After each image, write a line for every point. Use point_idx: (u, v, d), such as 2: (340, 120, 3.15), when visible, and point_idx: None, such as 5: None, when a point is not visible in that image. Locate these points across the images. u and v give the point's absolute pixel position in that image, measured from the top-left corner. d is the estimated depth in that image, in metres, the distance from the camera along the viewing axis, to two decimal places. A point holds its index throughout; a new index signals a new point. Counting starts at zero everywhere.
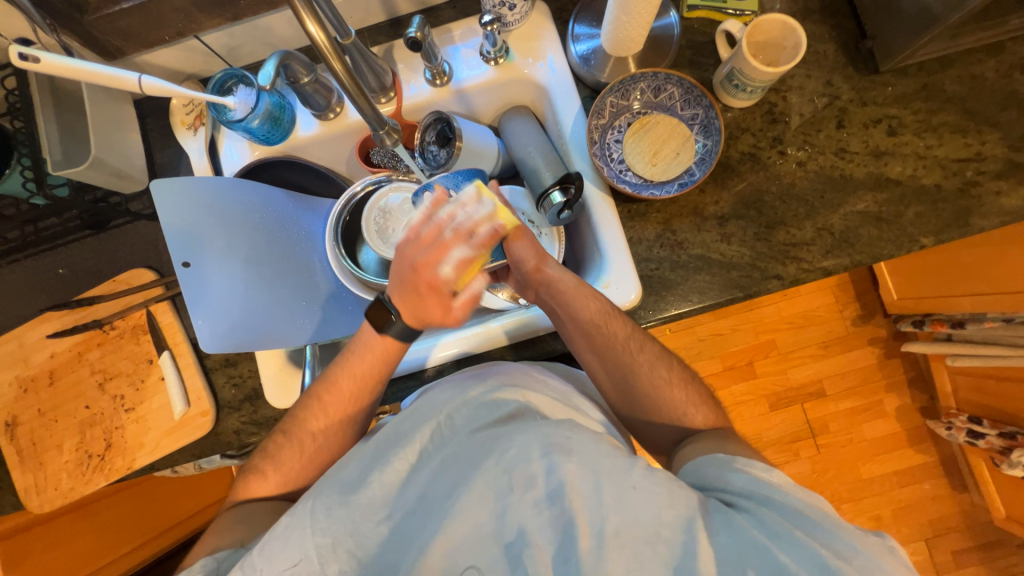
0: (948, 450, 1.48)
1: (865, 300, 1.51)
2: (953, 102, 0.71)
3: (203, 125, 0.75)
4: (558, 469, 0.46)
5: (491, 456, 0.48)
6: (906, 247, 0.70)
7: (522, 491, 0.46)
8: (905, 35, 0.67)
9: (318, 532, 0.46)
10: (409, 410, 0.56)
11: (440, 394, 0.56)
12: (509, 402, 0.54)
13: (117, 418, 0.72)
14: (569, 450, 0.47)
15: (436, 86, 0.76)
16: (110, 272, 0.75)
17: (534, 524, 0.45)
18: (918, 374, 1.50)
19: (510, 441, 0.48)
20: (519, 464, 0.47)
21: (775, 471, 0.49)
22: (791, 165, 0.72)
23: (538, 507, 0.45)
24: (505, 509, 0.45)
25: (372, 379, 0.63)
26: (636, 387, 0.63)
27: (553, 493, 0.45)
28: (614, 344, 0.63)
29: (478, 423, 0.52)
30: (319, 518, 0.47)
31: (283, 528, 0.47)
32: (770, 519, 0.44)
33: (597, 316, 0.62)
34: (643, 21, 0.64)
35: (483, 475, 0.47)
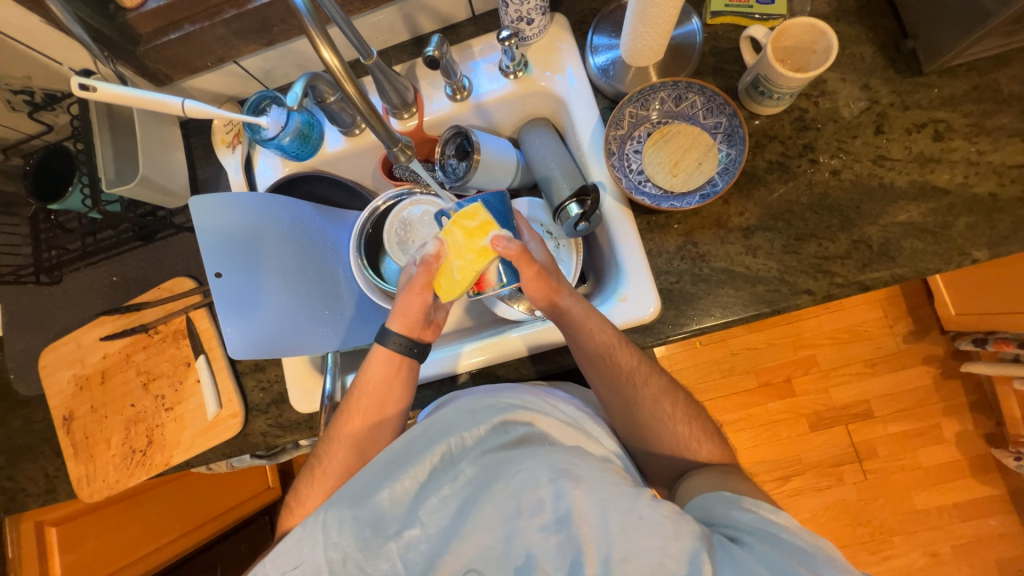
0: (1018, 483, 1.33)
1: (918, 314, 1.40)
2: (1010, 103, 0.65)
3: (240, 143, 0.80)
4: (565, 495, 0.45)
5: (499, 480, 0.47)
6: (956, 261, 0.64)
7: (529, 516, 0.45)
8: (952, 34, 0.62)
9: (330, 546, 0.47)
10: (418, 425, 0.55)
11: (450, 413, 0.55)
12: (518, 427, 0.54)
13: (158, 416, 0.77)
14: (577, 477, 0.46)
15: (456, 101, 0.77)
16: (156, 280, 0.81)
17: (541, 549, 0.44)
18: (981, 398, 1.37)
19: (518, 465, 0.48)
20: (527, 488, 0.46)
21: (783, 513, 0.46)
22: (824, 174, 0.68)
23: (545, 532, 0.45)
24: (513, 532, 0.45)
25: (384, 402, 0.64)
26: (650, 408, 0.61)
27: (560, 518, 0.44)
28: (623, 372, 0.61)
29: (487, 446, 0.52)
30: (330, 534, 0.47)
31: (296, 539, 0.48)
32: (777, 556, 0.41)
33: (603, 347, 0.60)
34: (661, 31, 0.63)
35: (490, 499, 0.46)
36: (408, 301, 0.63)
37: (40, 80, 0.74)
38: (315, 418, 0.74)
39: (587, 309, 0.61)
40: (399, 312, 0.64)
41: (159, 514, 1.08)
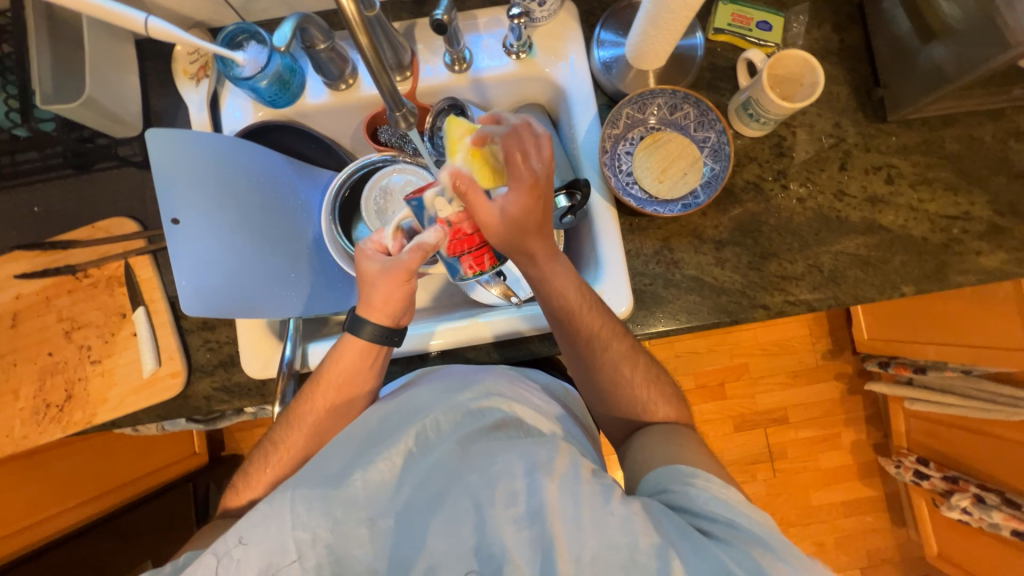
0: (893, 487, 1.55)
1: (836, 335, 1.57)
2: (949, 160, 0.74)
3: (207, 77, 0.72)
4: (540, 488, 0.46)
5: (476, 470, 0.48)
6: (888, 293, 0.73)
7: (503, 507, 0.46)
8: (915, 90, 0.69)
9: (298, 525, 0.45)
10: (395, 406, 0.57)
11: (429, 396, 0.57)
12: (494, 413, 0.55)
13: (81, 369, 0.69)
14: (552, 471, 0.47)
15: (454, 72, 0.74)
16: (88, 216, 0.72)
17: (513, 542, 0.44)
18: (876, 413, 1.57)
19: (495, 457, 0.49)
20: (503, 480, 0.47)
21: (731, 487, 0.49)
22: (791, 201, 0.74)
23: (519, 525, 0.45)
24: (486, 522, 0.45)
25: (349, 386, 0.62)
26: (624, 372, 0.63)
27: (534, 512, 0.45)
28: (585, 337, 0.61)
29: (462, 433, 0.52)
30: (298, 512, 0.46)
31: (261, 516, 0.46)
32: (742, 552, 0.43)
33: (574, 303, 0.60)
34: (670, 38, 0.64)
35: (465, 487, 0.47)
36: (386, 292, 0.60)
37: None
38: (269, 385, 0.70)
39: (553, 248, 0.60)
40: (375, 304, 0.60)
41: (69, 475, 0.98)
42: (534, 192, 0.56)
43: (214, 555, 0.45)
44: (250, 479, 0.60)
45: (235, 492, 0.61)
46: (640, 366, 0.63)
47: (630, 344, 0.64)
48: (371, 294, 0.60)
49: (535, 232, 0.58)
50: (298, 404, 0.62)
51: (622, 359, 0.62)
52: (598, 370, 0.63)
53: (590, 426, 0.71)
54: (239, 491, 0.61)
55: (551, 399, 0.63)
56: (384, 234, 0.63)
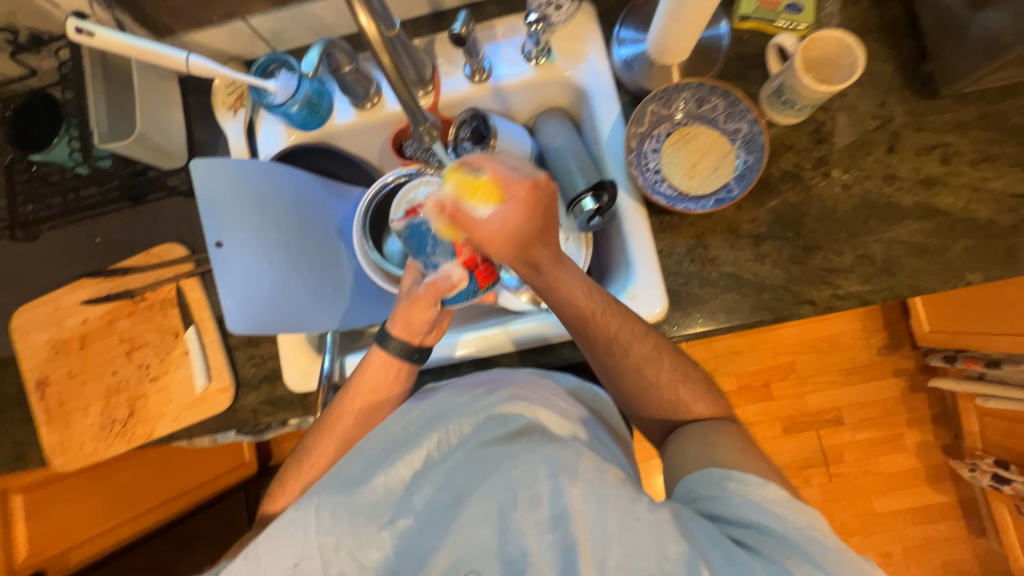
0: (968, 492, 1.42)
1: (893, 329, 1.46)
2: (1016, 133, 0.67)
3: (243, 107, 0.76)
4: (563, 492, 0.44)
5: (498, 473, 0.48)
6: (951, 282, 0.67)
7: (525, 510, 0.45)
8: (970, 61, 0.63)
9: (322, 531, 0.47)
10: (419, 410, 0.57)
11: (456, 399, 0.57)
12: (518, 418, 0.54)
13: (141, 387, 0.74)
14: (575, 475, 0.45)
15: (474, 82, 0.75)
16: (143, 244, 0.77)
17: (535, 546, 0.43)
18: (943, 411, 1.44)
19: (516, 460, 0.48)
20: (524, 482, 0.46)
21: (770, 485, 0.46)
22: (835, 189, 0.69)
23: (542, 529, 0.44)
24: (508, 526, 0.45)
25: (377, 394, 0.63)
26: (648, 376, 0.60)
27: (557, 517, 0.44)
28: (602, 341, 0.59)
29: (485, 437, 0.52)
30: (323, 518, 0.47)
31: (288, 521, 0.48)
32: (779, 559, 0.40)
33: (585, 310, 0.57)
34: (692, 30, 0.63)
35: (487, 490, 0.47)
36: (409, 312, 0.61)
37: (25, 18, 0.69)
38: (310, 398, 0.72)
39: (559, 256, 0.57)
40: (398, 319, 0.62)
41: (133, 486, 1.05)
42: (529, 203, 0.52)
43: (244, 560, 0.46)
44: (285, 486, 0.61)
45: (271, 499, 0.62)
46: (678, 372, 0.60)
47: (655, 344, 0.60)
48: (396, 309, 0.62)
49: (539, 240, 0.54)
50: (331, 415, 0.63)
51: (644, 361, 0.59)
52: (632, 367, 0.59)
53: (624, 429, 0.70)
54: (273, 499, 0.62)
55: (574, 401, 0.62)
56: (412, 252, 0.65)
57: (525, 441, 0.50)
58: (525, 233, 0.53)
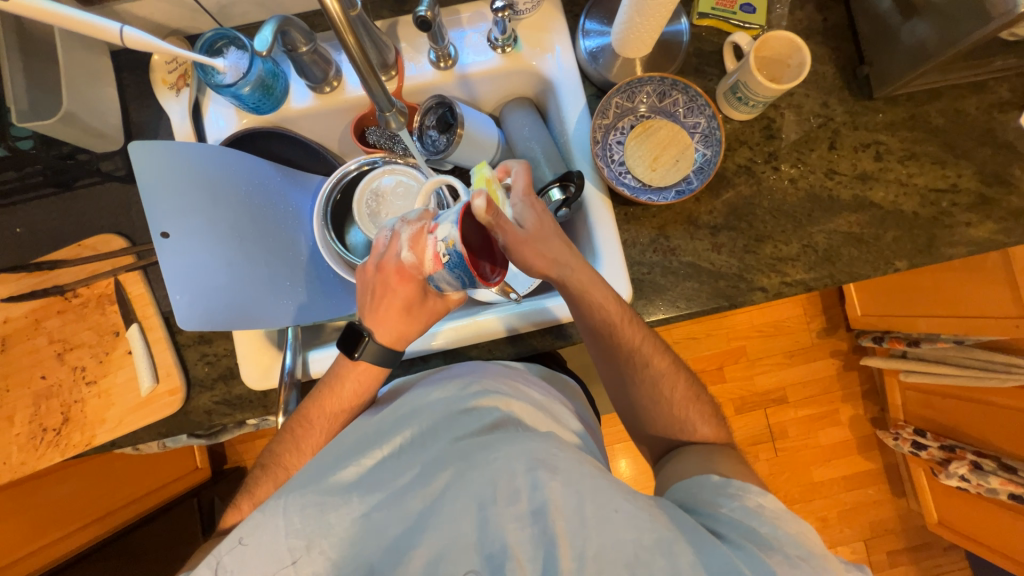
0: (891, 459, 1.58)
1: (830, 313, 1.58)
2: (936, 134, 0.75)
3: (187, 86, 0.70)
4: (542, 486, 0.45)
5: (477, 467, 0.47)
6: (882, 269, 0.73)
7: (505, 504, 0.45)
8: (900, 66, 0.69)
9: (292, 533, 0.45)
10: (392, 410, 0.58)
11: (429, 397, 0.57)
12: (492, 411, 0.54)
13: (77, 391, 0.68)
14: (554, 468, 0.46)
15: (440, 69, 0.73)
16: (73, 235, 0.70)
17: (515, 539, 0.43)
18: (872, 387, 1.59)
19: (495, 452, 0.48)
20: (503, 477, 0.46)
21: (768, 497, 0.49)
22: (784, 182, 0.74)
23: (521, 522, 0.44)
24: (488, 520, 0.44)
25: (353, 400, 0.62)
26: (663, 391, 0.63)
27: (536, 510, 0.44)
28: (627, 351, 0.62)
29: (460, 431, 0.52)
30: (292, 520, 0.46)
31: (255, 523, 0.46)
32: (758, 557, 0.43)
33: (616, 320, 0.61)
34: (655, 25, 0.64)
35: (466, 484, 0.46)
36: (406, 320, 0.61)
37: None
38: (270, 396, 0.69)
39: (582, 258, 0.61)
40: (386, 325, 0.61)
41: (69, 499, 0.97)
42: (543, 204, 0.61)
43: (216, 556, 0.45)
44: (248, 500, 0.59)
45: (231, 513, 0.60)
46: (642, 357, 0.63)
47: (671, 360, 0.64)
48: (384, 316, 0.60)
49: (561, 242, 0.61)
50: (296, 427, 0.61)
51: (663, 376, 0.63)
52: (641, 382, 0.63)
53: (590, 415, 0.72)
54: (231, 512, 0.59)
55: (552, 395, 0.64)
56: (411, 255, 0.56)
57: (502, 433, 0.51)
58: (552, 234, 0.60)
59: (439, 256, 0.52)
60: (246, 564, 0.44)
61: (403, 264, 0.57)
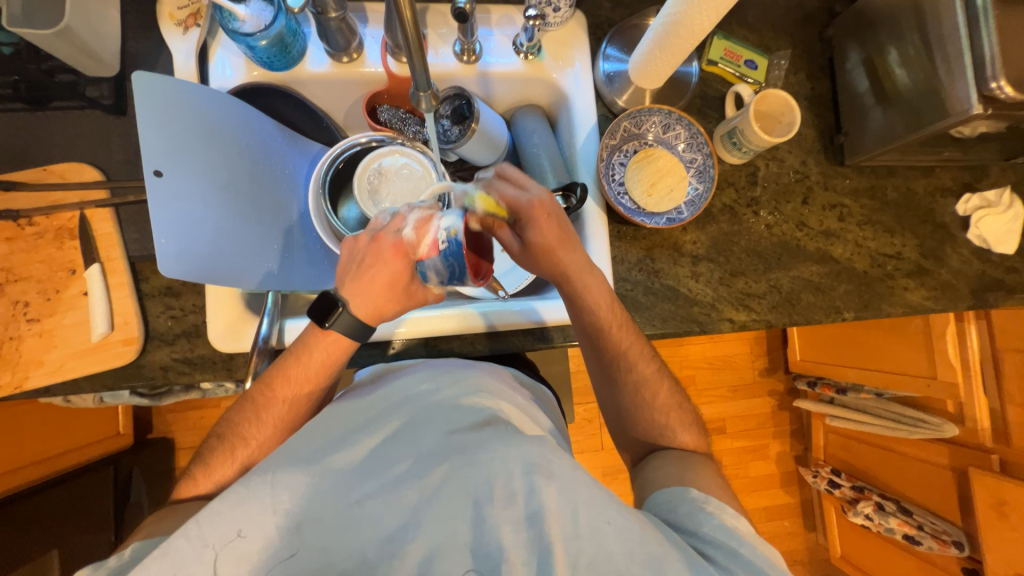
0: (808, 495, 1.72)
1: (773, 355, 1.71)
2: (890, 205, 0.85)
3: (197, 26, 0.67)
4: (538, 492, 0.45)
5: (474, 466, 0.47)
6: (831, 316, 0.82)
7: (501, 505, 0.45)
8: (871, 141, 0.78)
9: (280, 511, 0.45)
10: (380, 397, 0.57)
11: (420, 385, 0.57)
12: (484, 409, 0.54)
13: (14, 327, 0.62)
14: (551, 474, 0.46)
15: (462, 62, 0.74)
16: (38, 158, 0.64)
17: (511, 543, 0.44)
18: (799, 428, 1.73)
19: (492, 453, 0.48)
20: (501, 477, 0.46)
21: (742, 520, 0.53)
22: (761, 226, 0.81)
23: (517, 526, 0.45)
24: (483, 520, 0.45)
25: (325, 370, 0.61)
26: (645, 395, 0.68)
27: (532, 515, 0.45)
28: (613, 352, 0.66)
29: (453, 426, 0.52)
30: (280, 498, 0.45)
31: (237, 498, 0.45)
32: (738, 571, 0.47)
33: (608, 317, 0.65)
34: (672, 61, 0.69)
35: (462, 482, 0.47)
36: (383, 294, 0.59)
37: None
38: (236, 360, 0.65)
39: (587, 262, 0.64)
40: (364, 297, 0.58)
41: None
42: (543, 209, 0.61)
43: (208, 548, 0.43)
44: (211, 469, 0.57)
45: (191, 481, 0.57)
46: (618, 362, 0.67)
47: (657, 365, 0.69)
48: (363, 288, 0.58)
49: (562, 248, 0.62)
50: (261, 396, 0.59)
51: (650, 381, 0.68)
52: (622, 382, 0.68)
53: (557, 414, 0.75)
54: (196, 479, 0.57)
55: (535, 405, 0.65)
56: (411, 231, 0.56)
57: (493, 431, 0.51)
58: (554, 239, 0.62)
59: (437, 244, 0.53)
60: (248, 559, 0.43)
61: (402, 241, 0.57)
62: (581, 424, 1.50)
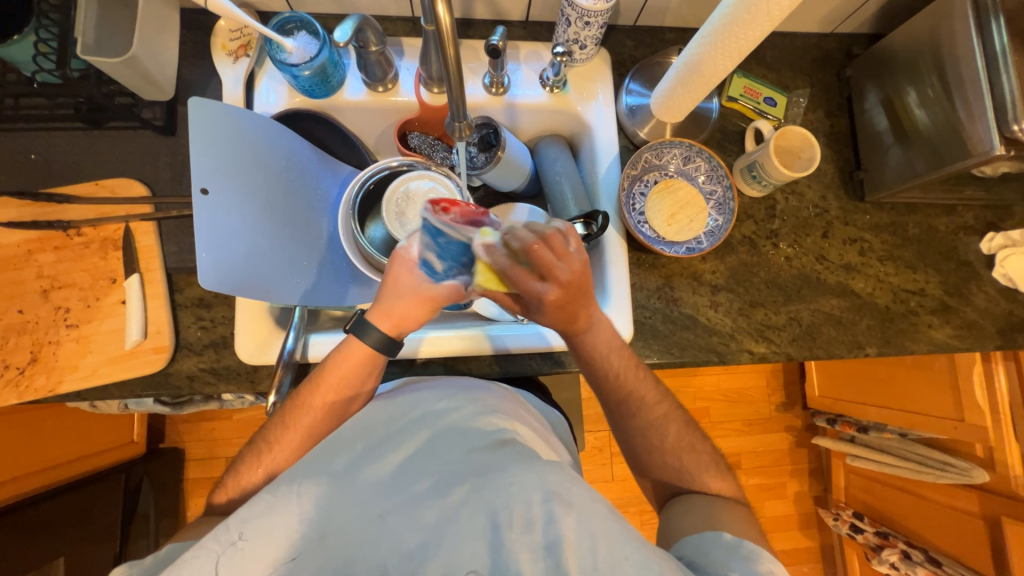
0: (828, 540, 1.64)
1: (790, 390, 1.67)
2: (912, 242, 0.84)
3: (247, 56, 0.72)
4: (557, 521, 0.43)
5: (491, 488, 0.46)
6: (855, 351, 0.80)
7: (518, 532, 0.43)
8: (892, 178, 0.79)
9: (306, 521, 0.46)
10: (402, 413, 0.57)
11: (440, 404, 0.58)
12: (503, 431, 0.54)
13: (54, 332, 0.64)
14: (570, 503, 0.44)
15: (491, 93, 0.78)
16: (92, 174, 0.69)
17: (528, 572, 0.42)
18: (818, 467, 1.67)
19: (510, 478, 0.46)
20: (518, 504, 0.44)
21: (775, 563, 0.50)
22: (781, 258, 0.81)
23: (534, 558, 0.42)
24: (500, 544, 0.43)
25: (349, 384, 0.61)
26: (650, 435, 0.66)
27: (550, 546, 0.42)
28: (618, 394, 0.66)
29: (471, 446, 0.52)
30: (305, 508, 0.46)
31: (263, 506, 0.45)
32: None
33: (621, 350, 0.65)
34: (693, 98, 0.71)
35: (480, 504, 0.45)
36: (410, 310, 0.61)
37: None
38: (260, 372, 0.67)
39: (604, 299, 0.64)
40: (389, 313, 0.60)
41: None
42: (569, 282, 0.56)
43: (215, 546, 0.43)
44: (239, 477, 0.58)
45: (220, 490, 0.59)
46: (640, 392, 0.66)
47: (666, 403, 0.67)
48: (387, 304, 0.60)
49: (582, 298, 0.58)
50: (291, 409, 0.60)
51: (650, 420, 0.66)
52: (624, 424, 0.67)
53: (569, 440, 0.74)
54: (224, 488, 0.59)
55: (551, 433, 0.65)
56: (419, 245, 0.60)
57: (512, 454, 0.50)
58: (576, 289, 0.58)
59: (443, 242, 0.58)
60: (253, 564, 0.43)
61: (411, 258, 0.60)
62: (591, 453, 1.47)
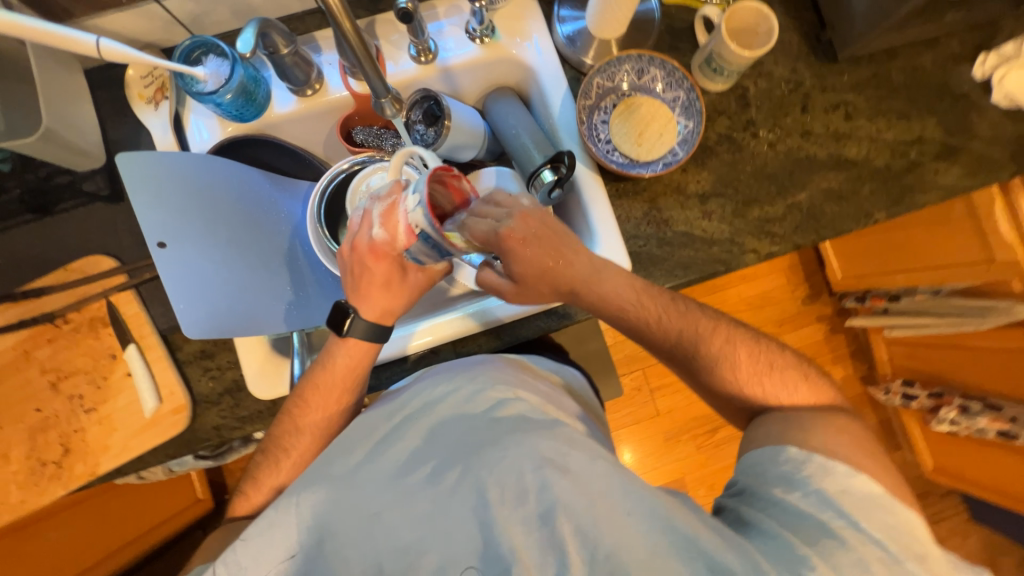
0: (885, 414, 1.64)
1: (813, 280, 1.64)
2: (900, 91, 0.79)
3: (166, 98, 0.69)
4: (550, 486, 0.45)
5: (485, 465, 0.47)
6: (863, 221, 0.77)
7: (513, 506, 0.45)
8: (859, 27, 0.73)
9: (304, 529, 0.48)
10: (399, 407, 0.57)
11: (435, 390, 0.57)
12: (500, 404, 0.54)
13: (76, 419, 0.66)
14: (565, 468, 0.46)
15: (421, 63, 0.74)
16: (59, 260, 0.68)
17: (522, 543, 0.43)
18: (858, 347, 1.65)
19: (505, 451, 0.47)
20: (514, 478, 0.46)
21: (856, 476, 0.51)
22: (763, 146, 0.77)
23: (528, 528, 0.44)
24: (493, 520, 0.44)
25: (346, 384, 0.62)
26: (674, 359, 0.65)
27: (545, 513, 0.44)
28: (623, 328, 0.64)
29: (468, 427, 0.52)
30: (303, 516, 0.48)
31: (268, 521, 0.49)
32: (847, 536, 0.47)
33: (632, 295, 0.62)
34: (630, 2, 0.66)
35: (477, 481, 0.46)
36: (386, 298, 0.61)
37: None
38: (280, 405, 0.66)
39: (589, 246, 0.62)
40: (367, 303, 0.61)
41: (66, 543, 0.93)
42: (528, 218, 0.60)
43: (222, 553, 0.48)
44: (259, 483, 0.62)
45: (243, 498, 0.62)
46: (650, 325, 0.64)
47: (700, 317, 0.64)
48: (362, 294, 0.61)
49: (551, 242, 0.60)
50: (295, 417, 0.62)
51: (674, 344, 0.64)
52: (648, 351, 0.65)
53: (588, 394, 0.72)
54: (247, 497, 0.62)
55: (564, 394, 0.63)
56: (382, 227, 0.57)
57: (511, 427, 0.50)
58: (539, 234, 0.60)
59: (411, 229, 0.55)
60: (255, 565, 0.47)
61: (376, 243, 0.58)
62: (631, 395, 1.48)
